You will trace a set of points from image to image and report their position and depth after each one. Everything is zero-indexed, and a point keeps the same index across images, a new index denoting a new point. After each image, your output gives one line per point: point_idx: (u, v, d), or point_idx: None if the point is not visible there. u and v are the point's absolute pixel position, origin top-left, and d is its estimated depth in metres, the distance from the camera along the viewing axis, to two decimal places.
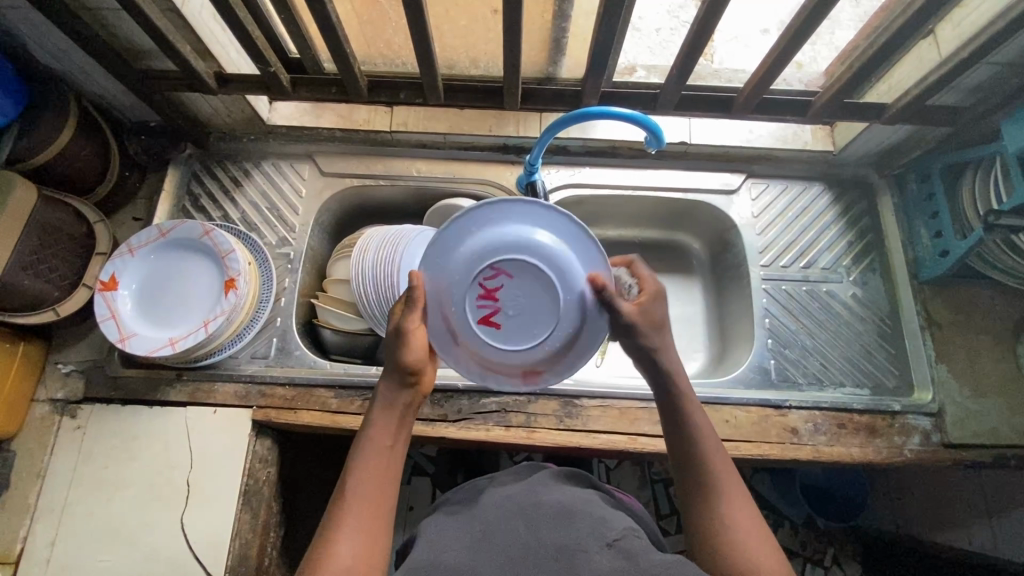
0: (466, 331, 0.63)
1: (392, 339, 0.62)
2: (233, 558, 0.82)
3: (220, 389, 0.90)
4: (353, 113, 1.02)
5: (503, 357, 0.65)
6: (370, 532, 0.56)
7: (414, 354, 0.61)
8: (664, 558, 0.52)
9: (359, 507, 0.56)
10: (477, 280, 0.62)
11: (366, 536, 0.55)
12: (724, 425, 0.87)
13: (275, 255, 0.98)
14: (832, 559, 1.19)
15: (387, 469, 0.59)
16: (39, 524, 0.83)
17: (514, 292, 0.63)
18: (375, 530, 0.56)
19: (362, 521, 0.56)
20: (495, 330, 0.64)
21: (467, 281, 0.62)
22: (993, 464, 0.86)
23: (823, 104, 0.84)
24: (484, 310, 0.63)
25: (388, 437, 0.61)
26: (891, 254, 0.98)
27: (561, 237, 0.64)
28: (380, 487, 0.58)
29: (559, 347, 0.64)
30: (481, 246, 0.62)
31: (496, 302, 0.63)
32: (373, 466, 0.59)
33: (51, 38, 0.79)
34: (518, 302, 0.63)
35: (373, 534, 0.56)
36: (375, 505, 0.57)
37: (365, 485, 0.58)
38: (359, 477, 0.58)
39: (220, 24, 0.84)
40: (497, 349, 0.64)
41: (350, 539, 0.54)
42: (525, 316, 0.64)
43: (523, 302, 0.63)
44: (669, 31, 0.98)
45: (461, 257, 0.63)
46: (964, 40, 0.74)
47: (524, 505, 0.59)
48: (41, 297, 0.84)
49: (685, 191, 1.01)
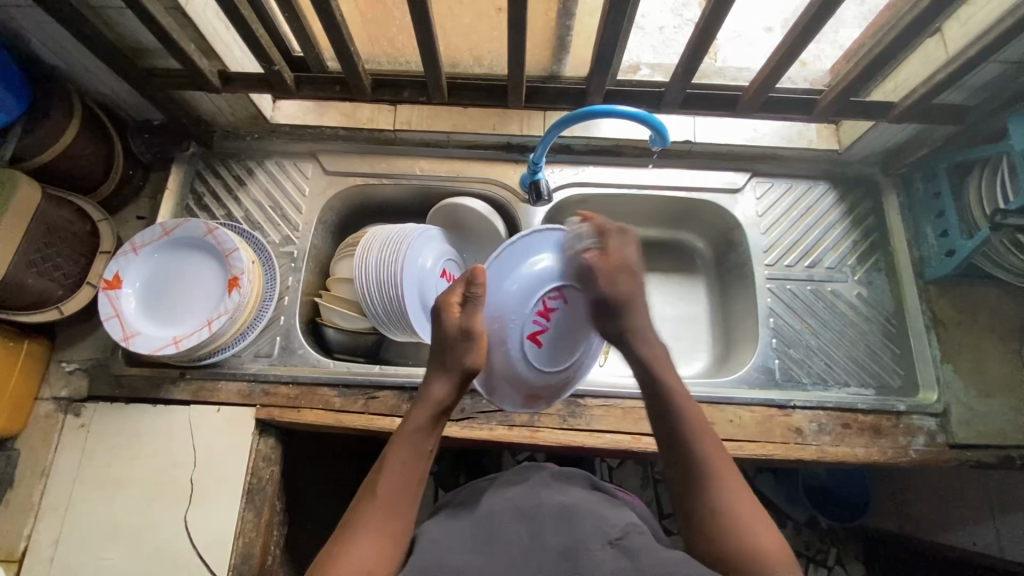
0: (515, 341, 0.74)
1: (460, 339, 0.69)
2: (237, 556, 0.82)
3: (224, 387, 0.90)
4: (357, 111, 1.02)
5: (527, 373, 0.76)
6: (393, 527, 0.58)
7: (474, 357, 0.69)
8: (667, 555, 0.51)
9: (386, 503, 0.59)
10: (540, 299, 0.74)
11: (389, 531, 0.58)
12: (729, 425, 0.87)
13: (279, 253, 0.98)
14: (836, 559, 1.19)
15: (416, 471, 0.63)
16: (43, 522, 0.83)
17: (561, 320, 0.76)
18: (397, 522, 0.59)
19: (386, 509, 0.59)
20: (536, 347, 0.75)
21: (533, 299, 0.74)
22: (998, 464, 0.86)
23: (829, 103, 0.84)
24: (534, 326, 0.75)
25: (425, 441, 0.65)
26: (896, 253, 0.97)
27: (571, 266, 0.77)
28: (408, 488, 0.61)
29: (565, 374, 0.80)
30: (551, 273, 0.75)
31: (546, 322, 0.76)
32: (406, 466, 0.63)
33: (56, 36, 0.79)
34: (558, 329, 0.77)
35: (396, 530, 0.58)
36: (401, 497, 0.60)
37: (396, 475, 0.62)
38: (391, 470, 0.62)
39: (225, 23, 0.84)
40: (530, 365, 0.76)
41: (372, 525, 0.58)
42: (559, 342, 0.77)
43: (558, 328, 0.76)
44: (672, 29, 0.99)
45: (535, 275, 0.75)
46: (971, 39, 0.74)
47: (526, 507, 0.59)
48: (45, 295, 0.84)
49: (690, 190, 1.01)
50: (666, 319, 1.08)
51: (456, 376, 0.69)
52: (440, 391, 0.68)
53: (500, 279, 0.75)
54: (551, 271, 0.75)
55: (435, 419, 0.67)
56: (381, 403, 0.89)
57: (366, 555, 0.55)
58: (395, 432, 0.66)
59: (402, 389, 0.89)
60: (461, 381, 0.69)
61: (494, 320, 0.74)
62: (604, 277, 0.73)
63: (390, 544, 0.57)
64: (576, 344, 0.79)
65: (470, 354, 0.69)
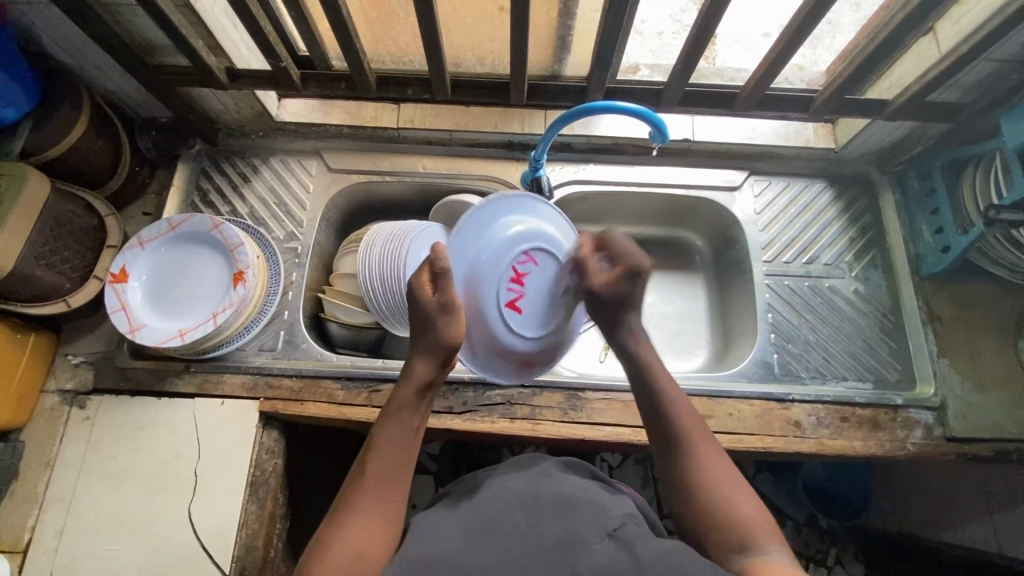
0: (489, 318, 0.75)
1: (438, 314, 0.67)
2: (240, 548, 0.82)
3: (228, 381, 0.90)
4: (361, 109, 1.04)
5: (510, 340, 0.77)
6: (384, 510, 0.59)
7: (451, 332, 0.67)
8: (661, 545, 0.53)
9: (376, 484, 0.61)
10: (511, 264, 0.75)
11: (380, 516, 0.59)
12: (728, 418, 0.88)
13: (283, 249, 0.99)
14: (836, 558, 1.19)
15: (405, 452, 0.64)
16: (48, 513, 0.84)
17: (536, 281, 0.78)
18: (386, 508, 0.60)
19: (375, 491, 0.60)
20: (515, 313, 0.77)
21: (504, 264, 0.75)
22: (994, 458, 0.86)
23: (825, 101, 0.86)
24: (511, 293, 0.76)
25: (410, 419, 0.66)
26: (892, 250, 0.99)
27: (509, 236, 0.76)
28: (396, 470, 0.62)
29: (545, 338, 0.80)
30: (516, 241, 0.76)
31: (520, 287, 0.77)
32: (392, 447, 0.63)
33: (66, 33, 0.81)
34: (534, 292, 0.78)
35: (387, 514, 0.59)
36: (391, 478, 0.62)
37: (384, 456, 0.62)
38: (377, 452, 0.63)
39: (233, 21, 0.86)
40: (510, 331, 0.77)
41: (362, 510, 0.59)
42: (536, 304, 0.79)
43: (545, 317, 0.79)
44: (671, 34, 1.01)
45: (504, 240, 0.75)
46: (963, 37, 0.75)
47: (524, 494, 0.61)
48: (54, 288, 0.85)
49: (689, 189, 1.03)
50: (666, 316, 1.10)
51: (439, 355, 0.68)
52: (424, 367, 0.68)
53: (471, 248, 0.74)
54: (500, 245, 0.75)
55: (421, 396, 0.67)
56: (384, 396, 0.89)
57: (359, 538, 0.56)
58: (382, 411, 0.67)
59: None
60: (443, 360, 0.68)
61: (467, 293, 0.74)
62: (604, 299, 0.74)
63: (381, 527, 0.58)
64: (552, 306, 0.80)
65: (448, 323, 0.68)
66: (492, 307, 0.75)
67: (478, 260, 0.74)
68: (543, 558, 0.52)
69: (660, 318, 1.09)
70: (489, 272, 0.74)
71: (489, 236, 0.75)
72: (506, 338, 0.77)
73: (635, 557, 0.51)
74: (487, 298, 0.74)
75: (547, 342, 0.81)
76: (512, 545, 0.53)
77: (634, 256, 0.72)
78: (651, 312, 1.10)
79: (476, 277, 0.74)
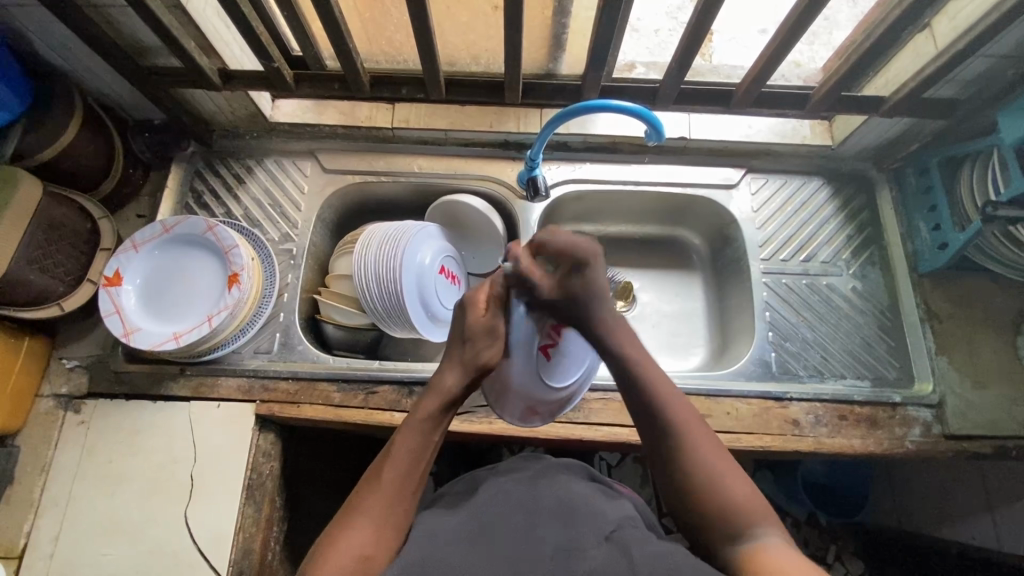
0: (524, 355, 0.72)
1: (482, 335, 0.69)
2: (237, 551, 0.82)
3: (223, 384, 0.89)
4: (355, 110, 1.03)
5: (534, 384, 0.74)
6: (393, 518, 0.59)
7: (489, 356, 0.69)
8: (657, 549, 0.53)
9: (390, 491, 0.60)
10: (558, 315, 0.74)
11: (389, 523, 0.58)
12: (726, 418, 0.87)
13: (278, 251, 0.98)
14: (835, 555, 1.19)
15: (421, 463, 0.63)
16: (44, 519, 0.83)
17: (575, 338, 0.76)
18: (394, 517, 0.59)
19: (387, 498, 0.60)
20: (546, 360, 0.74)
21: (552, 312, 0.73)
22: (994, 455, 0.86)
23: (821, 98, 0.86)
24: (548, 340, 0.74)
25: (433, 430, 0.66)
26: (890, 247, 0.98)
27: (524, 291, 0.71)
28: (412, 478, 0.62)
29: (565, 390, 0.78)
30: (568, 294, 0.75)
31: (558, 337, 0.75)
32: (409, 456, 0.63)
33: (56, 35, 0.81)
34: (570, 345, 0.76)
35: (395, 521, 0.59)
36: (404, 485, 0.61)
37: (401, 464, 0.62)
38: (394, 460, 0.62)
39: (225, 22, 0.85)
40: (539, 375, 0.74)
41: (372, 516, 0.58)
42: (566, 356, 0.76)
43: (572, 369, 0.77)
44: (667, 32, 1.01)
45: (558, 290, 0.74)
46: (959, 33, 0.75)
47: (521, 497, 0.61)
48: (47, 292, 0.85)
49: (685, 187, 1.02)
50: (664, 315, 1.09)
51: (470, 373, 0.68)
52: (450, 379, 0.68)
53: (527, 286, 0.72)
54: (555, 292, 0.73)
55: (445, 409, 0.67)
56: (381, 398, 0.89)
57: (364, 545, 0.56)
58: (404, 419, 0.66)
59: (401, 384, 0.90)
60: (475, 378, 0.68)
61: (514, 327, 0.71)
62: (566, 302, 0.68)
63: (388, 536, 0.58)
64: (580, 363, 0.78)
65: (489, 346, 0.69)
66: (529, 348, 0.72)
67: (524, 305, 0.72)
68: (540, 564, 0.52)
69: (658, 317, 1.09)
70: (524, 315, 0.71)
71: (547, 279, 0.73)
72: (533, 381, 0.74)
73: (632, 563, 0.51)
74: (527, 347, 0.72)
75: (570, 390, 0.78)
76: (508, 550, 0.53)
77: (579, 246, 0.67)
78: (649, 311, 1.10)
79: (523, 326, 0.71)
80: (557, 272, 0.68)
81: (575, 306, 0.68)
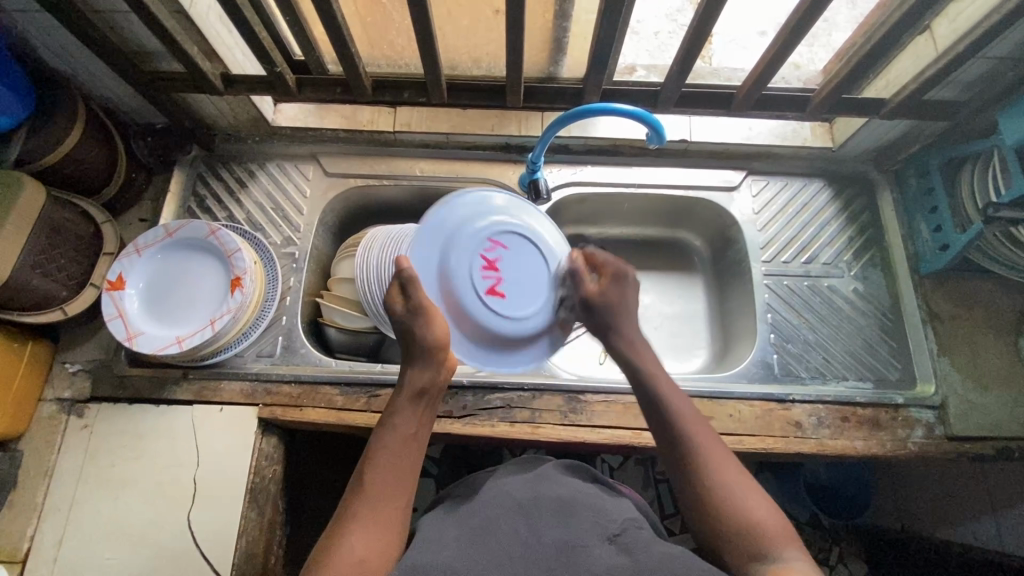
0: (468, 299, 0.76)
1: (409, 322, 0.70)
2: (240, 555, 0.82)
3: (226, 388, 0.90)
4: (357, 114, 1.03)
5: (492, 323, 0.77)
6: (385, 518, 0.59)
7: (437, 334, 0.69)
8: (662, 551, 0.53)
9: (378, 492, 0.60)
10: (483, 252, 0.77)
11: (381, 525, 0.59)
12: (729, 420, 0.87)
13: (280, 254, 0.99)
14: (838, 557, 1.19)
15: (405, 459, 0.64)
16: (47, 523, 0.84)
17: (511, 266, 0.79)
18: (387, 517, 0.59)
19: (376, 499, 0.60)
20: (495, 297, 0.77)
21: (476, 252, 0.77)
22: (997, 457, 0.86)
23: (822, 100, 0.86)
24: (488, 280, 0.77)
25: (409, 425, 0.66)
26: (890, 248, 0.99)
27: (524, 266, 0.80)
28: (395, 478, 0.62)
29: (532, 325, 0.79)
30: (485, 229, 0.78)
31: (494, 272, 0.78)
32: (392, 455, 0.63)
33: (60, 40, 0.81)
34: (512, 275, 0.79)
35: (388, 521, 0.59)
36: (392, 484, 0.61)
37: (385, 463, 0.63)
38: (376, 461, 0.63)
39: (228, 26, 0.85)
40: (490, 313, 0.77)
41: (363, 520, 0.58)
42: (516, 289, 0.79)
43: (526, 297, 0.79)
44: (667, 34, 1.01)
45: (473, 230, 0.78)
46: (959, 35, 0.75)
47: (525, 498, 0.61)
48: (50, 296, 0.85)
49: (686, 189, 1.03)
50: (666, 317, 1.09)
51: (429, 359, 0.69)
52: (419, 375, 0.69)
53: (443, 235, 0.77)
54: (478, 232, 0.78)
55: (419, 403, 0.68)
56: (383, 401, 0.89)
57: (359, 549, 0.56)
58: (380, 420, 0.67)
59: None
60: (434, 363, 0.69)
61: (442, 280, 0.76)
62: (593, 301, 0.78)
63: (382, 537, 0.58)
64: (535, 293, 0.80)
65: (427, 325, 0.70)
66: (469, 291, 0.76)
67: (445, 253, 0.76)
68: (545, 567, 0.52)
69: (659, 319, 1.09)
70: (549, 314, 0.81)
71: (460, 225, 0.78)
72: (490, 322, 0.77)
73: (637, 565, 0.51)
74: (459, 293, 0.76)
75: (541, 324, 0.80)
76: (513, 552, 0.53)
77: (617, 263, 0.80)
78: (651, 313, 1.10)
79: (447, 274, 0.76)
80: (599, 282, 0.80)
81: (607, 309, 0.77)
